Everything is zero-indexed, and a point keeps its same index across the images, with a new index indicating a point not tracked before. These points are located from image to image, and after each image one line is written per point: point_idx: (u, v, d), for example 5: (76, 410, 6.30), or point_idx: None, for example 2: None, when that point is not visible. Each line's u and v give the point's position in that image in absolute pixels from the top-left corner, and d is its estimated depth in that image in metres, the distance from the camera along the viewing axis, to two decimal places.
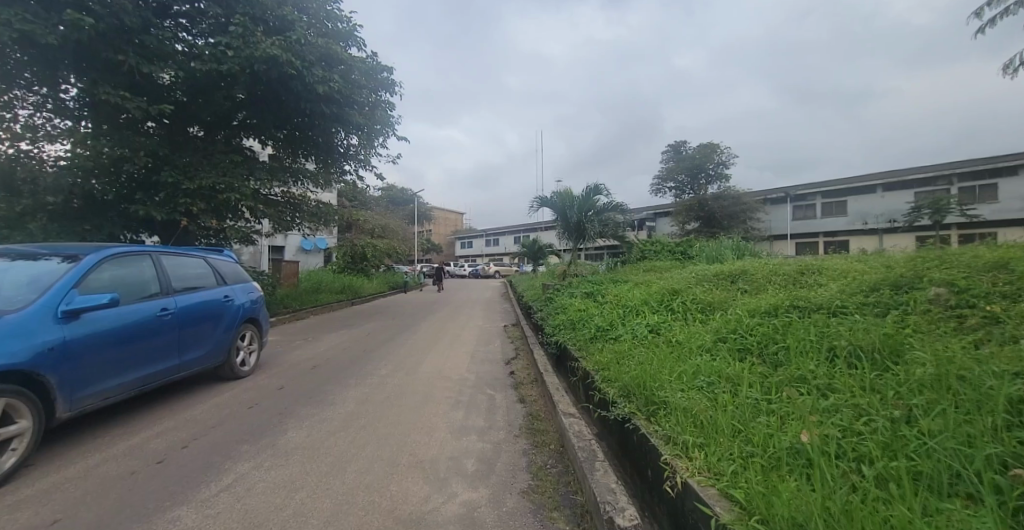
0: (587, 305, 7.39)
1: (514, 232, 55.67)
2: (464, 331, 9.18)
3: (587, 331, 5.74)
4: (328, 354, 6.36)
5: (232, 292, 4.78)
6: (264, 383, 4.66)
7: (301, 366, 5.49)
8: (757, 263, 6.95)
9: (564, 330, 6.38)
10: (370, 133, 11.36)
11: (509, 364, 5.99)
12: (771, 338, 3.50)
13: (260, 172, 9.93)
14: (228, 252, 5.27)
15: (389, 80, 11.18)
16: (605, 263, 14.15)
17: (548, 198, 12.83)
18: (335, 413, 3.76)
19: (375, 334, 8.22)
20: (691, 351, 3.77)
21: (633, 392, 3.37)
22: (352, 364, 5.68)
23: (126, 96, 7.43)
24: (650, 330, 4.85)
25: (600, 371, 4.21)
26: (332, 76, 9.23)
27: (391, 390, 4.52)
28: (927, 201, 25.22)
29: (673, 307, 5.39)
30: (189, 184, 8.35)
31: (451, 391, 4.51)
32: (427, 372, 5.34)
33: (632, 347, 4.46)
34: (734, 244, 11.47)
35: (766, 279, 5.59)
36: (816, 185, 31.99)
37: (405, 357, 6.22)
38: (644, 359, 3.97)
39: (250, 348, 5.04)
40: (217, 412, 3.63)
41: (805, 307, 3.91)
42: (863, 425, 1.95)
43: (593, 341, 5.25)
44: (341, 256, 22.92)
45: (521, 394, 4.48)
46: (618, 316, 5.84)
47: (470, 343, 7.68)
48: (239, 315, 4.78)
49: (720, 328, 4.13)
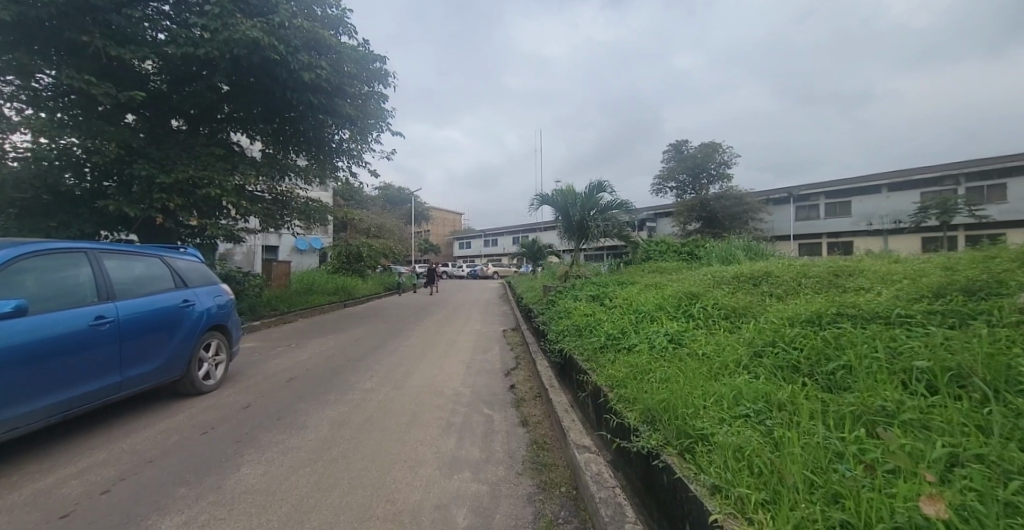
0: (593, 309, 6.81)
1: (514, 232, 55.17)
2: (461, 336, 8.61)
3: (597, 339, 5.16)
4: (310, 364, 5.76)
5: (193, 296, 4.19)
6: (228, 401, 4.04)
7: (277, 379, 4.90)
8: (779, 263, 6.40)
9: (570, 337, 5.80)
10: (363, 127, 10.78)
11: (509, 375, 5.43)
12: (823, 354, 2.92)
13: (245, 166, 9.34)
14: (191, 251, 4.71)
15: (382, 71, 10.62)
16: (608, 263, 13.61)
17: (549, 196, 12.28)
18: (306, 442, 3.15)
19: (365, 340, 7.63)
20: (725, 369, 3.20)
21: (659, 419, 2.81)
22: (335, 377, 5.09)
23: (91, 81, 6.79)
24: (671, 340, 4.26)
25: (615, 388, 3.64)
26: (319, 63, 8.65)
27: (374, 409, 3.94)
28: (934, 201, 24.76)
29: (695, 313, 4.80)
30: (164, 177, 7.74)
31: (443, 411, 3.91)
32: (418, 386, 4.76)
33: (652, 361, 3.88)
34: (745, 244, 10.92)
35: (798, 282, 5.02)
36: (820, 185, 31.53)
37: (394, 367, 5.64)
38: (670, 376, 3.40)
39: (216, 360, 4.45)
40: (160, 442, 3.01)
41: (856, 316, 3.34)
42: (1014, 492, 1.37)
43: (605, 352, 4.69)
44: (336, 256, 22.32)
45: (523, 414, 3.89)
46: (631, 322, 5.26)
47: (467, 350, 7.09)
48: (203, 322, 4.18)
49: (755, 340, 3.56)
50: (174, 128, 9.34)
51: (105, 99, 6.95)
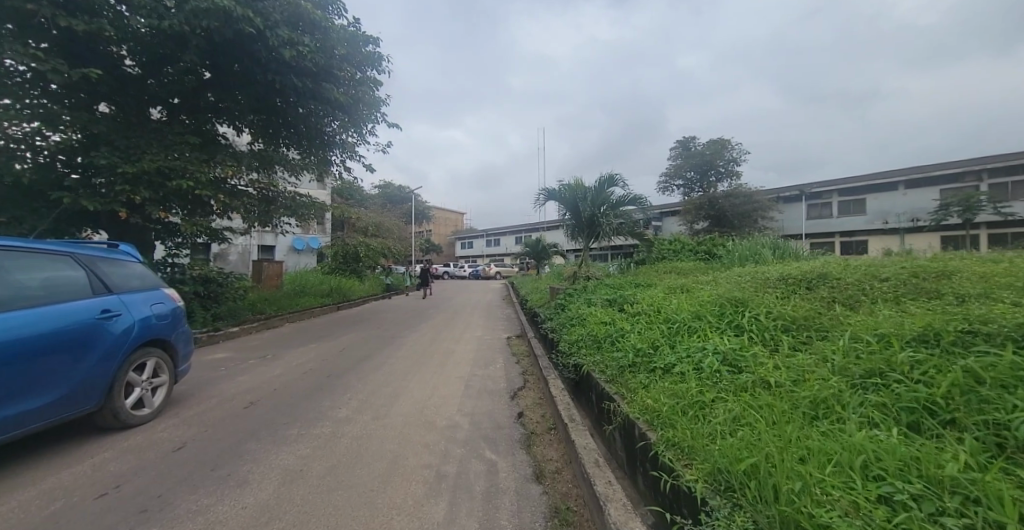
0: (612, 316, 5.94)
1: (518, 233, 54.31)
2: (461, 345, 7.75)
3: (624, 357, 4.34)
4: (281, 383, 4.88)
5: (121, 306, 3.28)
6: (158, 438, 3.15)
7: (234, 404, 4.02)
8: (833, 262, 5.47)
9: (588, 351, 5.03)
10: (354, 115, 9.94)
11: (517, 398, 4.55)
12: (979, 395, 1.96)
13: (223, 156, 8.50)
14: (128, 250, 3.84)
15: (376, 54, 9.77)
16: (619, 264, 12.70)
17: (556, 190, 11.40)
18: (237, 511, 2.25)
19: (352, 351, 6.75)
20: (824, 416, 2.24)
21: (743, 495, 1.85)
22: (307, 400, 4.20)
23: (38, 55, 6.05)
24: (722, 360, 3.35)
25: (661, 432, 2.72)
26: (301, 39, 7.81)
27: (344, 452, 3.05)
28: (956, 199, 23.69)
29: (746, 324, 3.88)
30: (127, 167, 6.90)
31: (432, 456, 3.02)
32: (405, 414, 3.88)
33: (704, 392, 2.97)
34: (770, 243, 9.98)
35: (870, 286, 4.09)
36: (833, 183, 30.45)
37: (379, 387, 4.76)
38: (740, 423, 2.47)
39: (154, 384, 3.56)
40: (26, 517, 2.13)
41: (999, 336, 2.37)
42: None
43: (638, 376, 3.80)
44: (332, 256, 21.50)
45: (536, 461, 3.01)
46: (664, 335, 4.38)
47: (467, 364, 6.20)
48: (133, 338, 3.28)
49: (849, 368, 2.61)
50: (149, 117, 8.61)
51: (53, 76, 6.22)
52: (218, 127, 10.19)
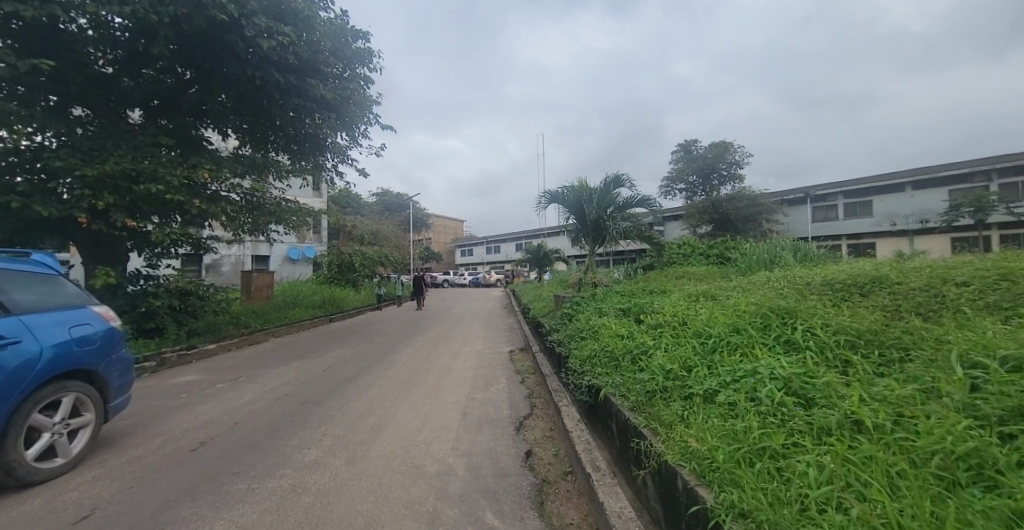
0: (629, 328, 5.28)
1: (518, 239, 53.84)
2: (460, 361, 7.07)
3: (650, 380, 3.65)
4: (247, 414, 4.16)
5: (20, 331, 2.59)
6: (62, 503, 2.42)
7: (178, 446, 3.28)
8: (887, 263, 4.75)
9: (604, 371, 4.43)
10: (343, 114, 9.38)
11: (523, 430, 3.85)
12: None
13: (198, 159, 7.89)
14: (46, 267, 3.19)
15: (366, 50, 9.21)
16: (627, 270, 12.04)
17: (559, 193, 10.79)
18: None
19: (337, 371, 6.04)
20: (985, 487, 1.47)
21: None
22: (271, 439, 3.49)
23: None
24: (785, 387, 2.65)
25: (721, 494, 1.99)
26: (281, 28, 7.24)
27: (300, 516, 2.33)
28: (967, 199, 23.10)
29: (803, 342, 3.19)
30: (87, 169, 6.28)
31: (410, 518, 2.32)
32: (386, 456, 3.17)
33: (772, 435, 2.25)
34: (789, 244, 9.33)
35: (948, 293, 3.40)
36: (839, 185, 29.93)
37: (361, 418, 4.05)
38: (838, 487, 1.73)
39: (70, 426, 2.85)
40: None
41: None
42: None
43: (674, 406, 3.11)
44: (327, 266, 20.89)
45: (550, 528, 2.29)
46: (698, 354, 3.71)
47: (465, 385, 5.46)
48: (36, 373, 2.58)
49: (984, 407, 1.87)
50: (128, 120, 8.18)
51: None
52: (204, 131, 9.75)
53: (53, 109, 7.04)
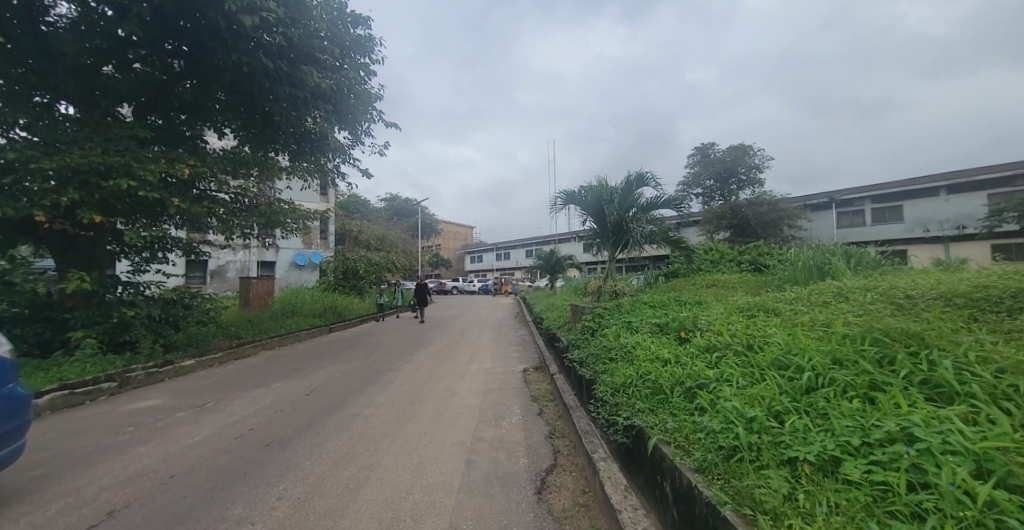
0: (673, 351, 4.27)
1: (528, 246, 52.91)
2: (466, 383, 6.15)
3: (722, 431, 2.63)
4: (190, 460, 3.25)
5: None
6: None
7: (66, 520, 2.35)
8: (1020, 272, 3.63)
9: (648, 409, 3.43)
10: (342, 107, 8.64)
11: (546, 495, 2.87)
12: None
13: (182, 154, 7.22)
14: None
15: (366, 37, 8.52)
16: (649, 277, 10.98)
17: (575, 193, 9.89)
18: None
19: (322, 396, 5.16)
20: None
21: None
22: (208, 507, 2.56)
23: None
24: (981, 472, 1.52)
25: None
26: (267, 5, 6.58)
27: None
28: (1011, 204, 21.28)
29: (968, 388, 2.12)
30: (46, 162, 5.60)
31: None
32: None
33: None
34: (838, 249, 8.18)
35: None
36: (866, 189, 28.40)
37: (333, 470, 3.12)
38: None
39: None
40: None
41: None
42: None
43: (773, 482, 2.02)
44: (331, 272, 20.24)
45: None
46: (789, 397, 2.68)
47: (471, 418, 4.53)
48: None
49: None
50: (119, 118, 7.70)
51: None
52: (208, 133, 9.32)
53: (24, 99, 6.44)
